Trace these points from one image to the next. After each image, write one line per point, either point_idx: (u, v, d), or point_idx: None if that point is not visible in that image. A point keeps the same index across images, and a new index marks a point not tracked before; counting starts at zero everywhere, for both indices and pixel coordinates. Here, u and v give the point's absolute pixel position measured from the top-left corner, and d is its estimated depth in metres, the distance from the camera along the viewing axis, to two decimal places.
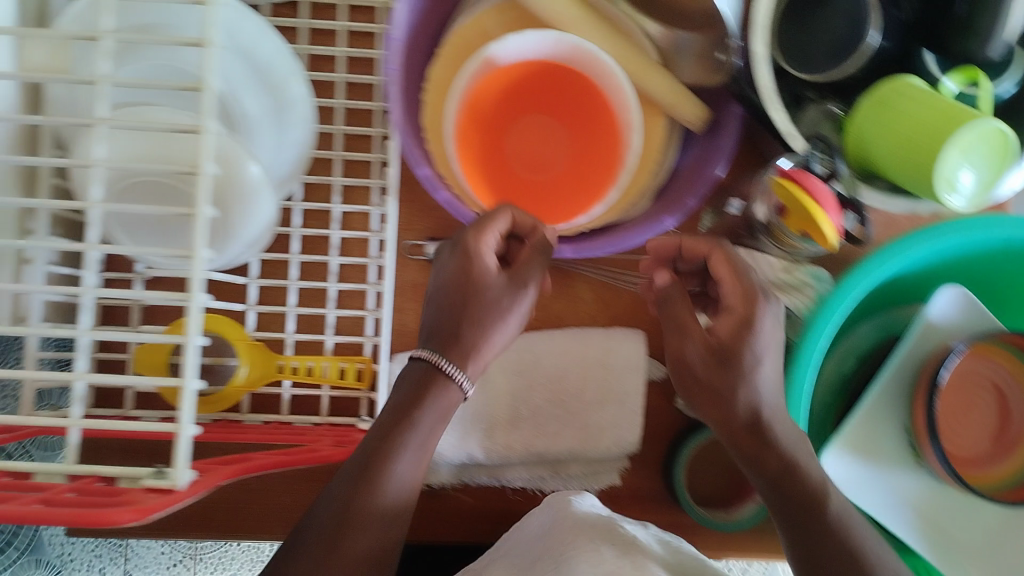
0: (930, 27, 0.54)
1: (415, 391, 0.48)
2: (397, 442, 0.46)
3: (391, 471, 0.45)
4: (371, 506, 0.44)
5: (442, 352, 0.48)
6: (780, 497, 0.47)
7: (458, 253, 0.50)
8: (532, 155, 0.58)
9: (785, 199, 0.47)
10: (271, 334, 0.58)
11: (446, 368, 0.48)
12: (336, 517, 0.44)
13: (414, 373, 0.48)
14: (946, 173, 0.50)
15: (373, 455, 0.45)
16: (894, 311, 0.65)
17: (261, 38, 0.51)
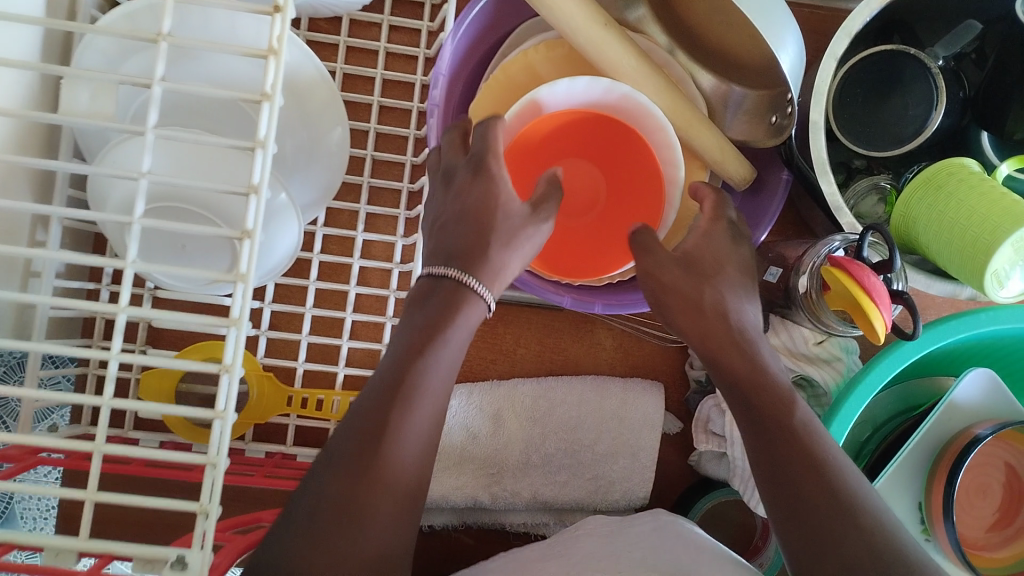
0: (991, 108, 0.53)
1: (443, 311, 0.42)
2: (426, 358, 0.41)
3: (424, 389, 0.40)
4: (412, 422, 0.39)
5: (467, 270, 0.44)
6: (794, 472, 0.42)
7: (480, 175, 0.47)
8: (575, 197, 0.59)
9: (836, 289, 0.46)
10: (284, 364, 0.56)
11: (472, 285, 0.43)
12: (373, 439, 0.38)
13: (438, 294, 0.43)
14: (996, 269, 0.48)
15: (402, 373, 0.40)
16: (913, 383, 0.63)
17: (305, 69, 0.51)
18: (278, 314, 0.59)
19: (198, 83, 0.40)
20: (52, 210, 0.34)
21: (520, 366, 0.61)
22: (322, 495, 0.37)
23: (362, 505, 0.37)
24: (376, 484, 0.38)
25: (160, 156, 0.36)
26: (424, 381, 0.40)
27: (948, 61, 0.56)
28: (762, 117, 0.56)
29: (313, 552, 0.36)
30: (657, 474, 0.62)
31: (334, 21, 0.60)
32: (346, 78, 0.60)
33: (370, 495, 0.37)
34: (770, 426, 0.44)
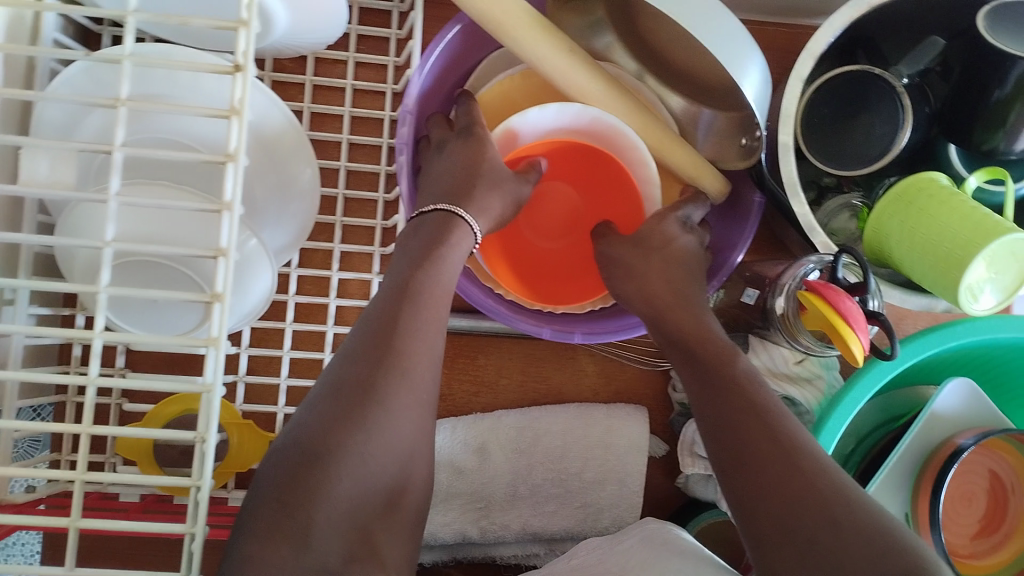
0: (958, 121, 0.53)
1: (435, 235, 0.48)
2: (429, 265, 0.46)
3: (428, 295, 0.45)
4: (418, 320, 0.44)
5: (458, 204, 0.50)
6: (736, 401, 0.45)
7: (471, 141, 0.53)
8: (554, 223, 0.60)
9: (813, 313, 0.46)
10: (265, 411, 0.55)
11: (462, 216, 0.49)
12: (383, 332, 0.42)
13: (427, 224, 0.49)
14: (971, 280, 0.48)
15: (410, 281, 0.45)
16: (898, 394, 0.62)
17: (271, 113, 0.50)
18: (256, 357, 0.58)
19: (162, 141, 0.40)
20: (18, 281, 0.34)
21: (503, 398, 0.60)
22: (342, 378, 0.41)
23: (380, 386, 0.41)
24: (391, 368, 0.41)
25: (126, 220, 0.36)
26: (426, 287, 0.45)
27: (913, 78, 0.57)
28: (732, 141, 0.56)
29: (341, 422, 0.39)
30: (646, 498, 0.62)
31: (299, 59, 0.59)
32: (315, 116, 0.60)
33: (386, 378, 0.41)
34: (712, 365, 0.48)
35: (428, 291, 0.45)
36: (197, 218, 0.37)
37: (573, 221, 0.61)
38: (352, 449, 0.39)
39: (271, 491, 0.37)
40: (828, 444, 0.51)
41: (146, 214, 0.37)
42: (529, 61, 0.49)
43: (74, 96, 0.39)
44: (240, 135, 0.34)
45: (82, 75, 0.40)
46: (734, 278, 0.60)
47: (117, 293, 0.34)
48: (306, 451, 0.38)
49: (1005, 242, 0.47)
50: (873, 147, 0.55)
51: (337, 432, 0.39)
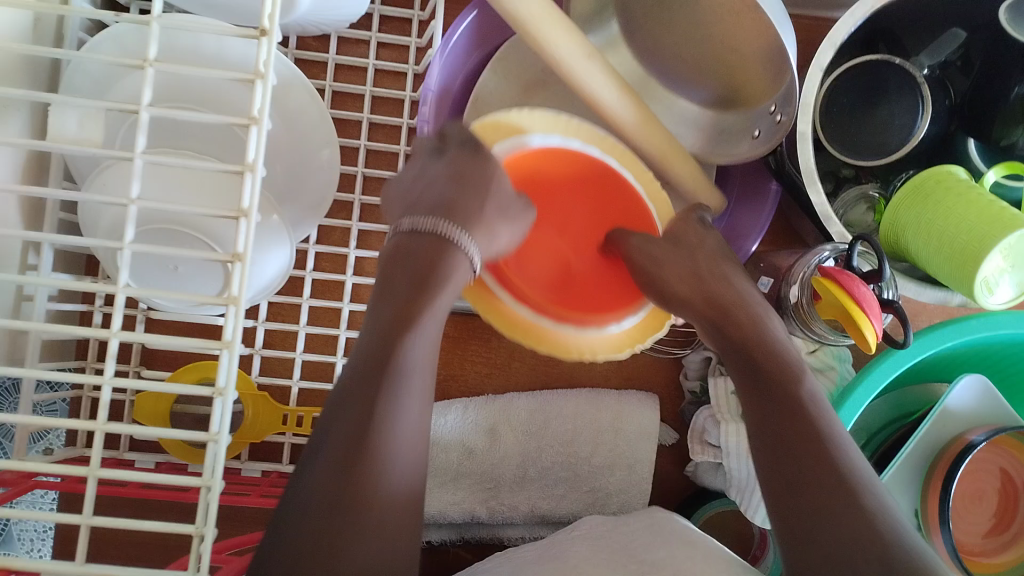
0: (979, 115, 0.53)
1: (422, 271, 0.42)
2: (406, 321, 0.41)
3: (401, 355, 0.40)
4: (397, 393, 0.39)
5: (454, 221, 0.43)
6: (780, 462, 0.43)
7: (476, 151, 0.46)
8: (546, 267, 0.49)
9: (825, 299, 0.46)
10: (279, 384, 0.56)
11: (458, 238, 0.43)
12: (372, 396, 0.39)
13: (418, 254, 0.43)
14: (987, 272, 0.48)
15: (379, 345, 0.40)
16: (911, 391, 0.62)
17: (294, 87, 0.51)
18: (272, 332, 0.59)
19: (186, 107, 0.40)
20: (42, 236, 0.35)
21: (515, 381, 0.61)
22: (338, 454, 0.38)
23: (361, 479, 0.37)
24: (383, 443, 0.38)
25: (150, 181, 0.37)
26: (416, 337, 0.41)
27: (933, 68, 0.56)
28: (739, 136, 0.57)
29: (334, 527, 0.37)
30: (655, 485, 0.62)
31: (323, 39, 0.60)
32: (337, 96, 0.61)
33: (370, 466, 0.38)
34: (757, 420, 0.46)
35: (409, 351, 0.40)
36: (219, 181, 0.38)
37: (562, 266, 0.49)
38: (347, 558, 0.36)
39: None
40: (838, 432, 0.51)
41: (170, 176, 0.37)
42: None
43: (100, 58, 0.40)
44: (264, 99, 0.35)
45: (110, 41, 0.40)
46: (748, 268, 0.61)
47: (141, 249, 0.35)
48: (303, 561, 0.36)
49: (1019, 237, 0.47)
50: (889, 140, 0.55)
51: (331, 539, 0.36)
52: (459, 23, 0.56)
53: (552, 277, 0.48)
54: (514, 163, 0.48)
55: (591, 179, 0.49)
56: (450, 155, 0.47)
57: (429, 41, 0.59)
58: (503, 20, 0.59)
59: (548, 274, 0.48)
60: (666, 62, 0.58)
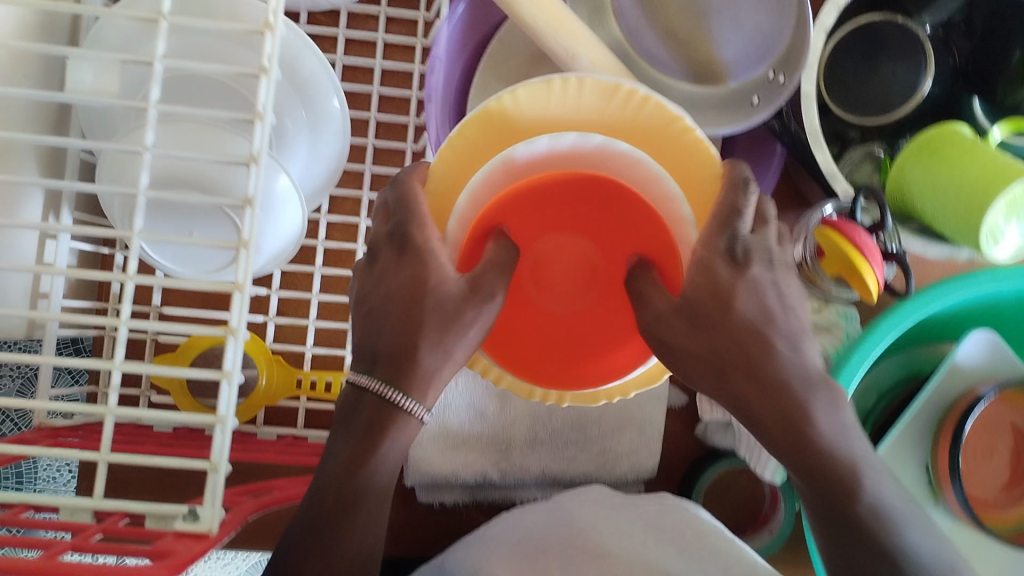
0: (983, 74, 0.54)
1: (368, 432, 0.41)
2: (361, 460, 0.41)
3: (370, 484, 0.41)
4: (355, 533, 0.40)
5: (389, 381, 0.41)
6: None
7: (406, 257, 0.43)
8: (565, 279, 0.51)
9: (827, 251, 0.46)
10: (293, 348, 0.57)
11: (407, 407, 0.41)
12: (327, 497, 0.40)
13: (362, 412, 0.41)
14: (991, 223, 0.49)
15: (327, 507, 0.40)
16: (921, 349, 0.61)
17: (306, 54, 0.52)
18: (285, 300, 0.60)
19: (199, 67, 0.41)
20: (61, 184, 0.36)
21: None
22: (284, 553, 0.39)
23: None
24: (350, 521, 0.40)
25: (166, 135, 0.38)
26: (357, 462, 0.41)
27: (936, 28, 0.56)
28: (736, 105, 0.57)
29: None
30: (665, 447, 0.63)
31: (333, 13, 0.61)
32: (347, 69, 0.62)
33: None
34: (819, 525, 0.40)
35: (368, 487, 0.41)
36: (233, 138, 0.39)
37: (590, 272, 0.51)
38: None
39: None
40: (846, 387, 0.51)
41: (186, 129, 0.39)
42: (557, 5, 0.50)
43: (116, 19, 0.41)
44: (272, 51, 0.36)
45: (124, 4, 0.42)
46: None
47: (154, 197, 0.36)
48: None
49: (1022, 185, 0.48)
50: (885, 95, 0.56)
51: None
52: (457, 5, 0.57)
53: (583, 276, 0.51)
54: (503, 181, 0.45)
55: (595, 194, 0.47)
56: (405, 267, 0.43)
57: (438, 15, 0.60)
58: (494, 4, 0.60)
59: (576, 282, 0.51)
60: (671, 27, 0.59)
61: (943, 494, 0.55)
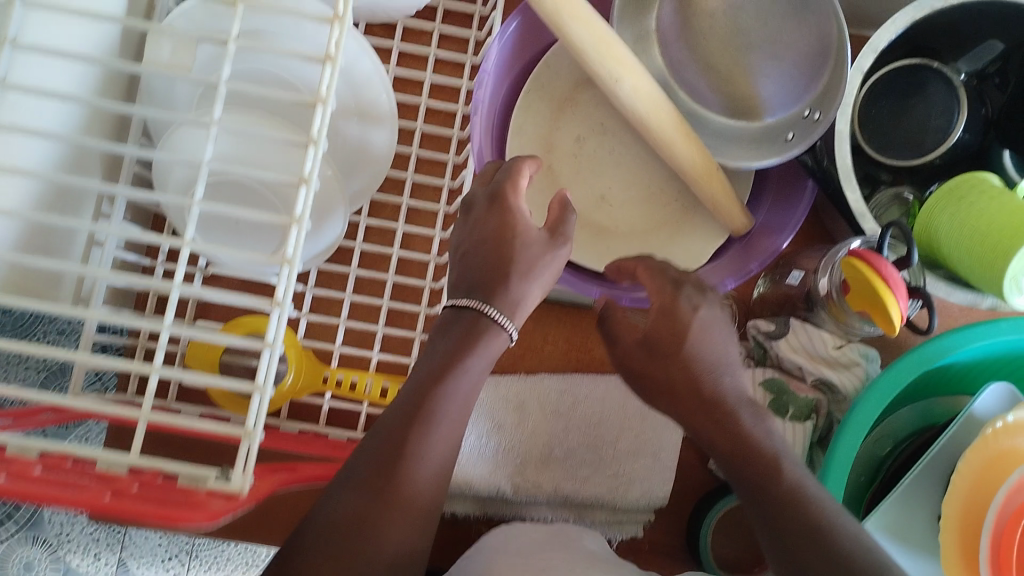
0: (1020, 129, 0.54)
1: (463, 337, 0.44)
2: (435, 395, 0.42)
3: (419, 447, 0.41)
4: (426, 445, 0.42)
5: (488, 300, 0.45)
6: (709, 427, 0.49)
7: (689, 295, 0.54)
8: None
9: (856, 281, 0.46)
10: (322, 345, 0.58)
11: (493, 315, 0.44)
12: (392, 460, 0.41)
13: (457, 327, 0.44)
14: (1018, 269, 0.50)
15: (405, 427, 0.41)
16: (938, 398, 0.64)
17: (361, 60, 0.54)
18: (318, 298, 0.61)
19: (260, 67, 0.47)
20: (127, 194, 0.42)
21: (546, 363, 0.63)
22: (329, 522, 0.40)
23: (380, 522, 0.40)
24: (427, 441, 0.41)
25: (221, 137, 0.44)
26: (451, 408, 0.43)
27: (970, 76, 0.58)
28: (771, 140, 0.58)
29: (346, 550, 0.39)
30: (677, 477, 0.63)
31: (389, 28, 0.64)
32: (397, 80, 0.64)
33: (392, 495, 0.40)
34: (659, 386, 0.51)
35: (445, 406, 0.42)
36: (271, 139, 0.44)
37: None
38: (372, 541, 0.40)
39: (327, 525, 0.40)
40: (867, 414, 0.53)
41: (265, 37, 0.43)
42: (581, 37, 0.52)
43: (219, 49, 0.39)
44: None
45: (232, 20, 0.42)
46: (778, 269, 0.61)
47: (207, 207, 0.40)
48: (336, 526, 0.39)
49: None
50: (924, 143, 0.57)
51: (351, 546, 0.39)
52: (511, 22, 0.59)
53: None
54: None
55: None
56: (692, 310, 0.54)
57: (493, 10, 0.62)
58: (543, 29, 0.61)
59: None
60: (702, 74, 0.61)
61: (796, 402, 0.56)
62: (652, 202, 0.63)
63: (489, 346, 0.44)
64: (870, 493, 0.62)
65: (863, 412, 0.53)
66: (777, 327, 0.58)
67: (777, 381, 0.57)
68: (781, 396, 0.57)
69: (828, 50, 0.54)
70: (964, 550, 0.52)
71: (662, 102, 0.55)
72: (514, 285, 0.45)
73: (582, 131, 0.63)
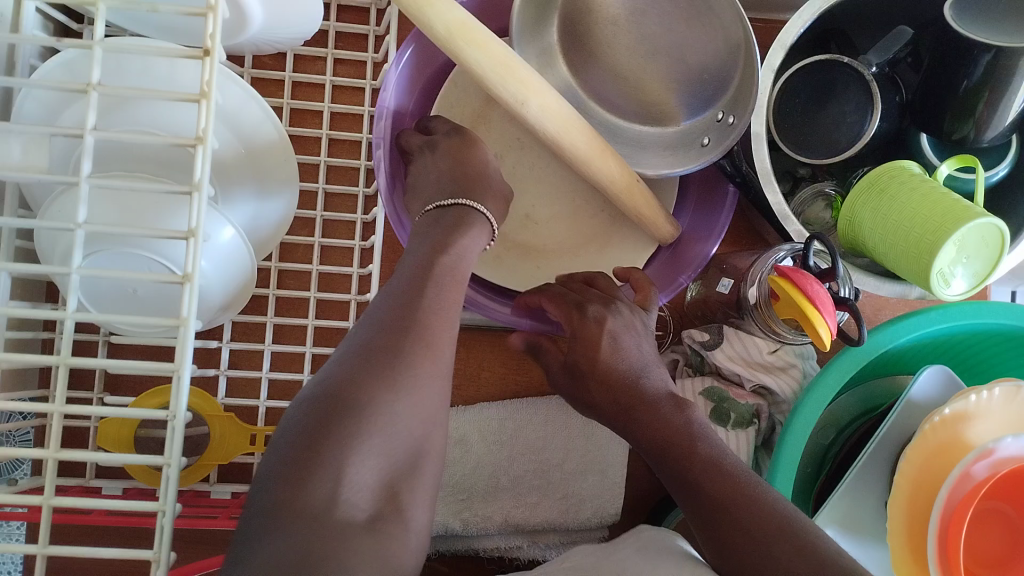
0: (932, 111, 0.54)
1: (450, 221, 0.49)
2: (438, 260, 0.45)
3: (431, 312, 0.43)
4: (435, 305, 0.43)
5: (473, 199, 0.51)
6: (627, 421, 0.51)
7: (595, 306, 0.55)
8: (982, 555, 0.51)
9: (782, 298, 0.46)
10: (248, 402, 0.56)
11: (481, 212, 0.50)
12: (410, 309, 0.42)
13: (448, 218, 0.49)
14: (943, 262, 0.49)
15: (414, 285, 0.43)
16: (877, 382, 0.64)
17: (248, 106, 0.51)
18: (237, 352, 0.59)
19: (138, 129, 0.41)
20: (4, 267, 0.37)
21: (485, 390, 0.61)
22: (363, 342, 0.41)
23: (406, 353, 0.40)
24: (440, 298, 0.44)
25: (98, 206, 0.40)
26: (453, 272, 0.45)
27: (883, 66, 0.56)
28: (687, 146, 0.58)
29: (372, 380, 0.39)
30: (628, 490, 0.63)
31: (280, 57, 0.60)
32: (294, 112, 0.61)
33: (414, 346, 0.41)
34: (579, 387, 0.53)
35: (451, 268, 0.45)
36: (166, 202, 0.41)
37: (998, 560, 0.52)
38: (382, 399, 0.39)
39: (349, 375, 0.39)
40: (809, 416, 0.52)
41: (131, 111, 0.41)
42: (479, 63, 0.49)
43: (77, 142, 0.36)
44: (216, 28, 0.37)
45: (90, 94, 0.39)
46: (709, 271, 0.60)
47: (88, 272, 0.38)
48: (337, 400, 0.38)
49: (974, 227, 0.48)
50: (838, 139, 0.56)
51: (366, 388, 0.39)
52: (406, 48, 0.56)
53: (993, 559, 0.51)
54: (970, 472, 0.50)
55: None
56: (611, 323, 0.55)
57: (388, 28, 0.60)
58: (439, 53, 0.59)
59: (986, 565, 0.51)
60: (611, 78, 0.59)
61: (734, 409, 0.55)
62: (577, 215, 0.61)
63: (476, 235, 0.49)
64: (817, 484, 0.62)
65: (806, 411, 0.52)
66: (711, 335, 0.57)
67: (715, 390, 0.56)
68: (720, 405, 0.56)
69: (736, 52, 0.53)
70: (913, 541, 0.51)
71: (573, 115, 0.53)
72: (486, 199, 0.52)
73: (498, 148, 0.60)
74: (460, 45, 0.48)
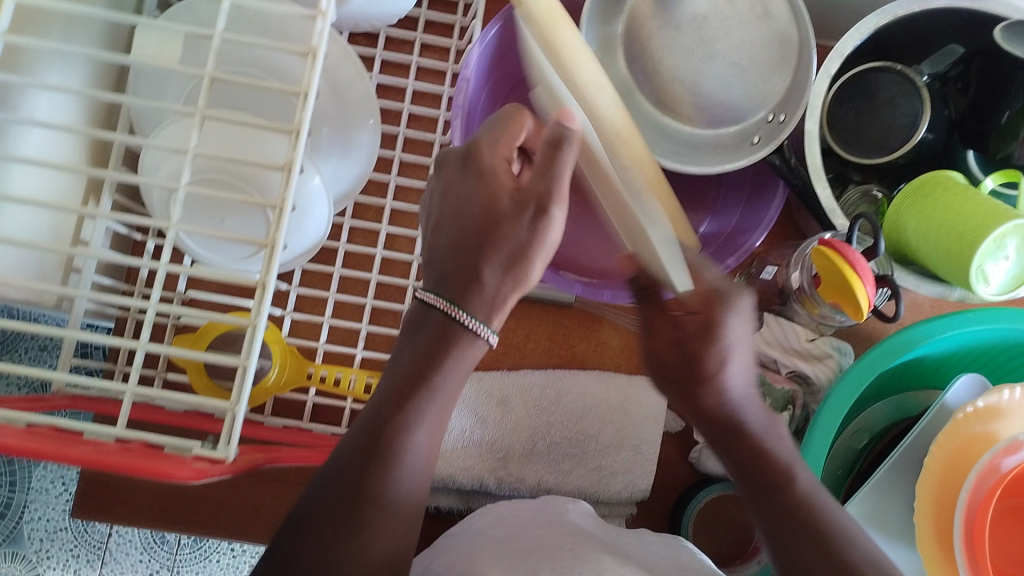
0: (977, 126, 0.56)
1: (430, 347, 0.45)
2: (407, 418, 0.44)
3: (377, 494, 0.43)
4: (384, 478, 0.43)
5: (457, 302, 0.46)
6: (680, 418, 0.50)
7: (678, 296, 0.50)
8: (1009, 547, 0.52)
9: (825, 267, 0.48)
10: (309, 341, 0.60)
11: (462, 317, 0.45)
12: (355, 488, 0.42)
13: (428, 326, 0.46)
14: (982, 262, 0.52)
15: (367, 454, 0.43)
16: (912, 393, 0.65)
17: (344, 64, 0.56)
18: (303, 298, 0.63)
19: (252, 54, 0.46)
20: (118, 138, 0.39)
21: (531, 360, 0.64)
22: (303, 531, 0.41)
23: (346, 549, 0.41)
24: (388, 472, 0.43)
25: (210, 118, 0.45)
26: (409, 431, 0.44)
27: (932, 78, 0.61)
28: (738, 146, 0.60)
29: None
30: (659, 473, 0.64)
31: (372, 37, 0.66)
32: (380, 86, 0.66)
33: (354, 538, 0.41)
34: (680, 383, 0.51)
35: (411, 427, 0.44)
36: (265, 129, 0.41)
37: None
38: None
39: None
40: (842, 406, 0.54)
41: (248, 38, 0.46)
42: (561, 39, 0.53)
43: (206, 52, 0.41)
44: None
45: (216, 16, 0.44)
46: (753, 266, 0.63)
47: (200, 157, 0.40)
48: None
49: (1013, 228, 0.51)
50: (890, 141, 0.59)
51: None
52: (491, 29, 0.62)
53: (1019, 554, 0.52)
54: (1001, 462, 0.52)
55: None
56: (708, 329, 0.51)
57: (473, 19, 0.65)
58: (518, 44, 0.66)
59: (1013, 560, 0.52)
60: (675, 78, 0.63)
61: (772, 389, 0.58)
62: None
63: (460, 352, 0.46)
64: (846, 486, 0.63)
65: (836, 409, 0.54)
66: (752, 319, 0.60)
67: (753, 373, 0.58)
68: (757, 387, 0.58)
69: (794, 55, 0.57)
70: (938, 522, 0.53)
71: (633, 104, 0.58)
72: (499, 280, 0.46)
73: None
74: (555, 23, 0.52)
